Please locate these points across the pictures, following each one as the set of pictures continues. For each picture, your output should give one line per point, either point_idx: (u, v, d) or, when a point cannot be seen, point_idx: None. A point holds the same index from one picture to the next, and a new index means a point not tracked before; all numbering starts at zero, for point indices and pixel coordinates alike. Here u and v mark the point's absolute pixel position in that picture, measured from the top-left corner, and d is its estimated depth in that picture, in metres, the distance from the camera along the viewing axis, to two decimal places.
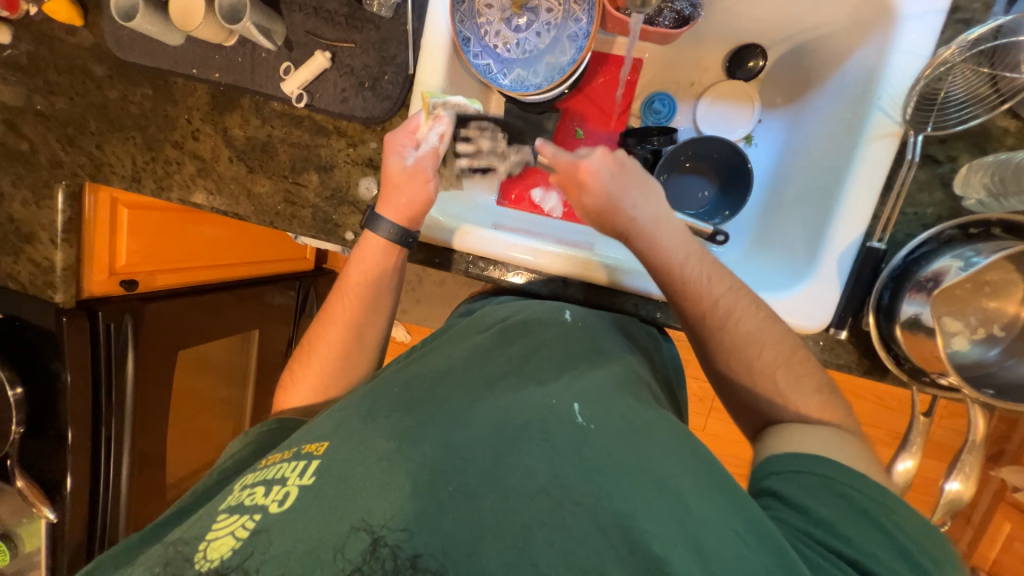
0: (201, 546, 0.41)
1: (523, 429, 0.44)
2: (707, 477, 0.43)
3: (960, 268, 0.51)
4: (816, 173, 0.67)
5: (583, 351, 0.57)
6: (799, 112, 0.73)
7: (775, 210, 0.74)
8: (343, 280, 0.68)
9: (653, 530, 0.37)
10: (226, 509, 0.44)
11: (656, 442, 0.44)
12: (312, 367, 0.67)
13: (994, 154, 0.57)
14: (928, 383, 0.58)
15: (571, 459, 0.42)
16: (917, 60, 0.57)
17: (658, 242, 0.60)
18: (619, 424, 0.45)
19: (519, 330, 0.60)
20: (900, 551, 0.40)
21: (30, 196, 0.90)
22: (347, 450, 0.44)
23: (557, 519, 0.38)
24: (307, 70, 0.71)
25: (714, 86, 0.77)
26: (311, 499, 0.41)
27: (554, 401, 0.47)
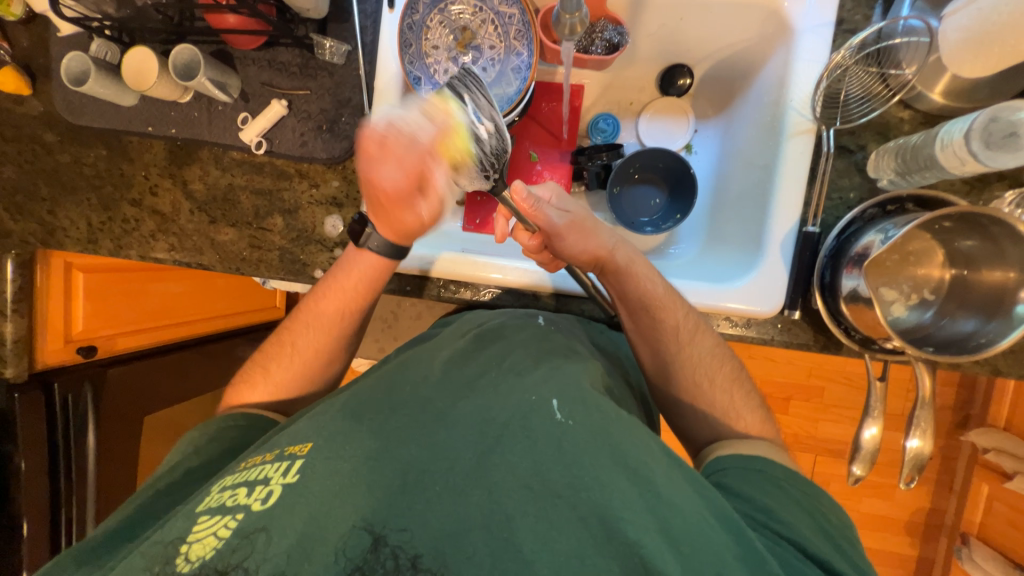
0: (183, 549, 0.42)
1: (504, 429, 0.46)
2: (675, 462, 0.47)
3: (881, 241, 0.56)
4: (751, 172, 0.73)
5: (557, 348, 0.59)
6: (729, 120, 0.81)
7: (721, 209, 0.79)
8: (324, 287, 0.69)
9: (627, 515, 0.41)
10: (207, 509, 0.45)
11: (628, 431, 0.47)
12: (277, 370, 0.68)
13: (895, 139, 0.65)
14: (878, 350, 0.63)
15: (555, 454, 0.44)
16: (817, 66, 0.65)
17: (632, 260, 0.65)
18: (598, 418, 0.47)
19: (494, 334, 0.63)
20: (823, 530, 0.48)
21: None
22: (332, 447, 0.46)
23: (540, 510, 0.41)
24: (265, 118, 0.74)
25: (651, 104, 0.85)
26: (297, 496, 0.43)
27: (535, 397, 0.49)
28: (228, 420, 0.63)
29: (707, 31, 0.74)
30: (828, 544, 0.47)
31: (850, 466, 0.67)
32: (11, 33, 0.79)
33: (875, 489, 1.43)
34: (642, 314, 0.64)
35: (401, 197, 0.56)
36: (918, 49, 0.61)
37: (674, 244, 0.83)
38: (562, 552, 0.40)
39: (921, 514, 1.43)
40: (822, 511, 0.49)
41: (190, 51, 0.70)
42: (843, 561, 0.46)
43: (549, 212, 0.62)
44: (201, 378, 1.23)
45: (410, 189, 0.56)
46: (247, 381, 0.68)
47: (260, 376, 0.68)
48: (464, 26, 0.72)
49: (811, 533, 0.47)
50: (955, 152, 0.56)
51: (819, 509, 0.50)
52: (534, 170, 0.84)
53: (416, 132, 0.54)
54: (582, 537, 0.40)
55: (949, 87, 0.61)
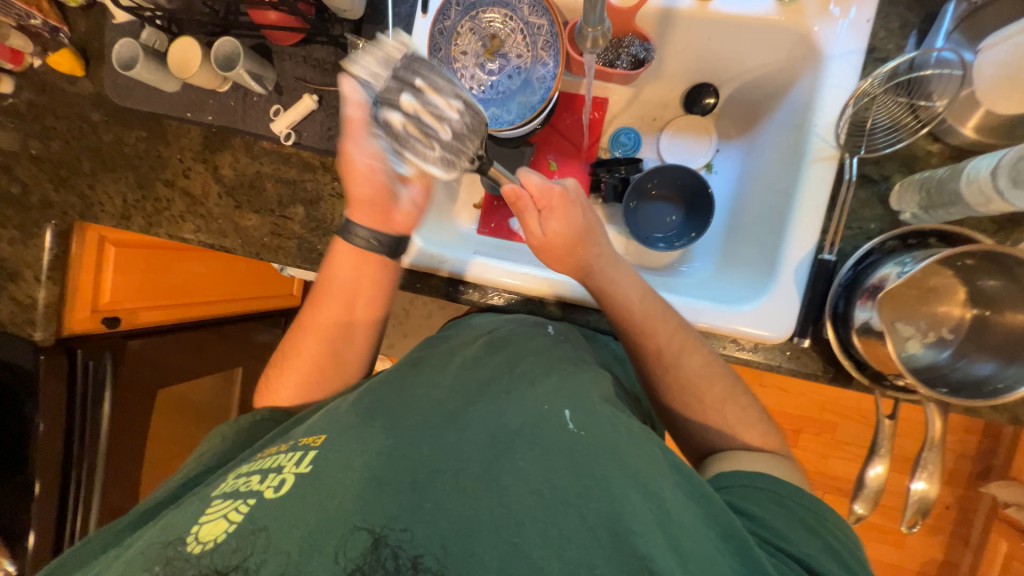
0: (194, 529, 0.44)
1: (514, 438, 0.47)
2: (681, 472, 0.47)
3: (898, 273, 0.55)
4: (770, 195, 0.73)
5: (567, 357, 0.60)
6: (751, 142, 0.80)
7: (737, 231, 0.78)
8: (323, 292, 0.69)
9: (637, 529, 0.41)
10: (222, 494, 0.47)
11: (637, 446, 0.47)
12: (284, 380, 0.68)
13: (920, 172, 0.63)
14: (889, 386, 0.61)
15: (555, 460, 0.45)
16: (844, 93, 0.64)
17: (615, 283, 0.65)
18: (601, 430, 0.47)
19: (504, 340, 0.63)
20: (829, 548, 0.46)
21: (18, 236, 0.90)
22: (345, 440, 0.48)
23: (548, 515, 0.42)
24: (295, 111, 0.76)
25: (674, 120, 0.85)
26: (308, 485, 0.44)
27: (547, 407, 0.50)
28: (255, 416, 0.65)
29: (738, 52, 0.74)
30: (835, 563, 0.45)
31: (851, 504, 0.65)
32: (71, 18, 0.85)
33: (883, 534, 1.37)
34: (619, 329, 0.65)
35: (382, 194, 0.65)
36: (949, 81, 0.60)
37: (687, 262, 0.83)
38: (569, 558, 0.40)
39: (933, 565, 1.36)
40: (829, 529, 0.48)
41: (231, 43, 0.73)
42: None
43: (535, 224, 0.66)
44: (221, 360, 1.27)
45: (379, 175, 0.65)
46: (273, 379, 0.69)
47: (279, 377, 0.69)
48: (493, 34, 0.74)
49: (818, 554, 0.45)
50: (979, 188, 0.55)
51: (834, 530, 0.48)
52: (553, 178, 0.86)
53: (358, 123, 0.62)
54: (592, 546, 0.40)
55: (981, 122, 0.59)
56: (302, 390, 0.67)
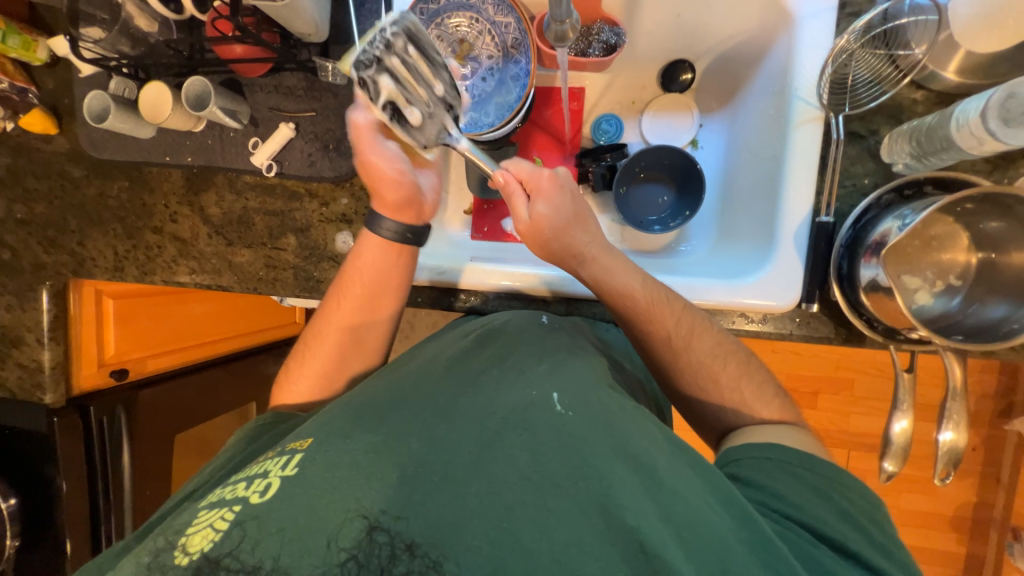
0: (182, 541, 0.44)
1: (504, 427, 0.48)
2: (680, 449, 0.48)
3: (899, 228, 0.54)
4: (759, 164, 0.72)
5: (561, 344, 0.61)
6: (733, 113, 0.79)
7: (731, 203, 0.78)
8: (347, 288, 0.70)
9: (628, 504, 0.42)
10: (207, 504, 0.46)
11: (633, 422, 0.49)
12: (308, 373, 0.69)
13: (909, 122, 0.62)
14: (904, 340, 0.61)
15: (552, 448, 0.46)
16: (821, 53, 0.63)
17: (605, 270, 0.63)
18: (591, 408, 0.49)
19: (498, 332, 0.64)
20: (841, 513, 0.47)
21: (14, 300, 0.90)
22: (331, 441, 0.48)
23: (538, 498, 0.43)
24: (274, 142, 0.76)
25: (653, 101, 0.84)
26: (295, 487, 0.45)
27: (537, 392, 0.52)
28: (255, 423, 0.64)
29: (710, 23, 0.72)
30: (849, 526, 0.46)
31: (881, 462, 0.65)
32: (37, 77, 0.84)
33: (915, 483, 1.37)
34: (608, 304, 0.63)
35: (413, 194, 0.68)
36: (926, 27, 0.59)
37: (684, 241, 0.82)
38: (562, 540, 0.41)
39: (964, 508, 1.36)
40: (834, 488, 0.49)
41: (201, 82, 0.72)
42: (865, 542, 0.45)
43: (522, 204, 0.62)
44: (228, 399, 1.27)
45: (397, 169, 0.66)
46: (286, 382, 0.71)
47: (298, 372, 0.70)
48: (461, 38, 0.73)
49: (828, 517, 0.47)
50: (970, 131, 0.54)
51: (828, 481, 0.49)
52: None
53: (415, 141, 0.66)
54: (583, 526, 0.42)
55: (962, 64, 0.59)
56: (318, 381, 0.69)
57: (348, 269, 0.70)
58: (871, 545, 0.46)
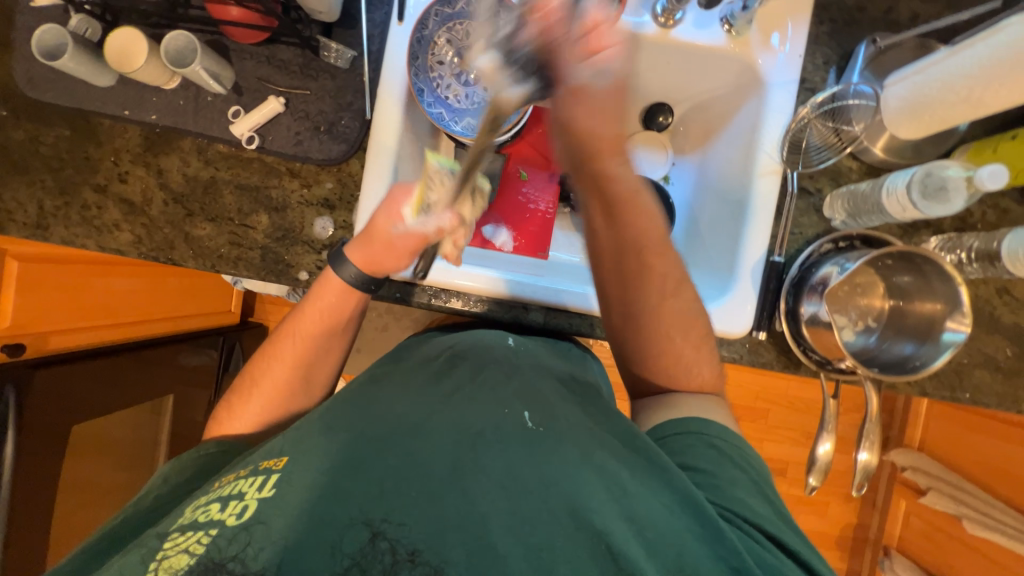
0: (152, 567, 0.42)
1: (479, 437, 0.49)
2: (636, 456, 0.50)
3: (839, 272, 0.64)
4: (723, 204, 0.81)
5: (530, 367, 0.61)
6: (703, 157, 0.89)
7: (697, 235, 0.85)
8: (297, 319, 0.67)
9: (595, 506, 0.45)
10: (178, 527, 0.45)
11: (590, 435, 0.52)
12: (250, 406, 0.66)
13: (846, 185, 0.74)
14: (833, 369, 0.70)
15: (524, 456, 0.48)
16: (783, 116, 0.74)
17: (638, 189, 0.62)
18: (557, 424, 0.52)
19: (469, 352, 0.63)
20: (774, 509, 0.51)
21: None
22: (309, 458, 0.47)
23: (513, 504, 0.45)
24: (259, 114, 0.72)
25: (636, 134, 0.90)
26: (273, 507, 0.43)
27: (508, 410, 0.53)
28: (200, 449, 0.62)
29: (694, 75, 0.81)
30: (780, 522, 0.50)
31: (807, 478, 0.74)
32: None
33: (812, 505, 1.55)
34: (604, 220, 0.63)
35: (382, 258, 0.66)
36: (865, 111, 0.72)
37: None
38: (534, 541, 0.43)
39: (848, 528, 1.56)
40: (750, 467, 0.54)
41: (186, 38, 0.67)
42: (795, 536, 0.49)
43: (571, 66, 0.47)
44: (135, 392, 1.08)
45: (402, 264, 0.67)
46: (225, 410, 0.67)
47: (239, 403, 0.67)
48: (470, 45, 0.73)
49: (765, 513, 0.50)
50: (898, 201, 0.65)
51: (755, 475, 0.54)
52: (522, 187, 0.86)
53: (411, 230, 0.63)
54: (553, 525, 0.44)
55: (888, 143, 0.72)
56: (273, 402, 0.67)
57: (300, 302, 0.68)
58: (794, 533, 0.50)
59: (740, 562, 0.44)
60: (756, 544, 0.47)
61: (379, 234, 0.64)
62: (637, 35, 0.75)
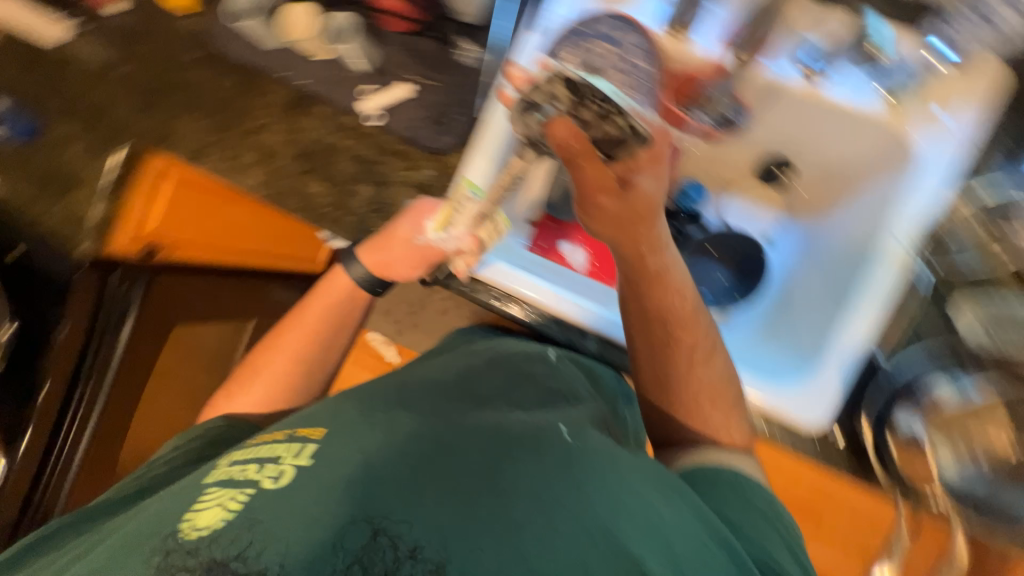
0: (187, 518, 0.46)
1: (512, 441, 0.50)
2: (673, 488, 0.48)
3: (955, 397, 0.60)
4: (835, 279, 0.73)
5: (560, 390, 0.63)
6: (820, 221, 0.80)
7: (789, 303, 0.77)
8: (305, 312, 0.84)
9: (626, 529, 0.42)
10: (215, 482, 0.49)
11: (631, 465, 0.49)
12: (254, 391, 0.79)
13: (992, 296, 0.63)
14: (911, 490, 0.64)
15: (555, 474, 0.46)
16: (932, 203, 0.64)
17: (669, 267, 0.64)
18: (593, 444, 0.50)
19: (504, 360, 0.69)
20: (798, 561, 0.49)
21: (79, 147, 0.94)
22: (340, 436, 0.50)
23: (550, 510, 0.43)
24: (389, 94, 0.79)
25: (743, 185, 0.86)
26: (309, 476, 0.46)
27: (544, 422, 0.54)
28: (209, 424, 0.74)
29: (831, 136, 0.73)
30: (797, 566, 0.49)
31: None
32: None
33: None
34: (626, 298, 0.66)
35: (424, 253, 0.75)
36: None
37: (726, 323, 0.80)
38: (562, 564, 0.40)
39: None
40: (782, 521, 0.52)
41: (349, 22, 0.80)
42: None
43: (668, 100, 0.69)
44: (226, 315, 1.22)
45: (413, 272, 0.79)
46: (225, 395, 0.80)
47: (252, 382, 0.80)
48: None
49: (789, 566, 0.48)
50: None
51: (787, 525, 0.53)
52: None
53: (430, 243, 0.74)
54: (584, 545, 0.41)
55: None
56: (273, 393, 0.80)
57: (309, 299, 0.84)
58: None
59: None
60: None
61: (395, 244, 0.77)
62: (773, 83, 0.71)
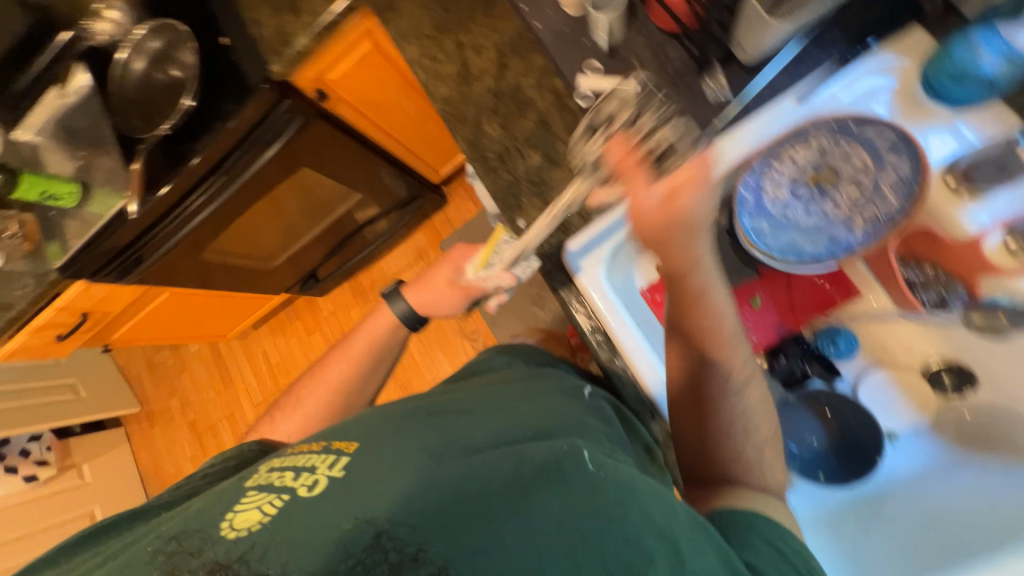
0: (229, 516, 0.45)
1: (537, 473, 0.45)
2: (707, 533, 0.44)
3: None
4: (935, 528, 0.62)
5: (597, 428, 0.56)
6: (947, 461, 0.68)
7: (879, 521, 0.67)
8: (350, 343, 0.81)
9: (658, 563, 0.40)
10: (256, 486, 0.48)
11: (652, 497, 0.44)
12: (296, 412, 0.75)
13: None
14: None
15: (581, 498, 0.43)
16: None
17: (711, 289, 0.52)
18: (618, 472, 0.45)
19: (543, 390, 0.62)
20: None
21: (276, 30, 0.92)
22: (378, 453, 0.49)
23: (567, 549, 0.40)
24: (612, 82, 0.67)
25: (901, 371, 0.74)
26: (340, 487, 0.45)
27: (567, 445, 0.47)
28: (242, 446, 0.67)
29: None
30: None
31: None
32: None
33: None
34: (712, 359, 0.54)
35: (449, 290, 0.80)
36: None
37: (814, 482, 0.71)
38: None
39: None
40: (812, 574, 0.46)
41: None
42: None
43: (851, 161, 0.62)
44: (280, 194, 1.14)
45: (454, 309, 0.81)
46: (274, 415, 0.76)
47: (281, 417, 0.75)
48: (833, 165, 0.65)
49: None
50: None
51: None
52: (745, 313, 0.75)
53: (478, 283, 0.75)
54: None
55: None
56: (299, 425, 0.74)
57: (350, 337, 0.82)
58: None
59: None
60: None
61: (437, 282, 0.81)
62: (1018, 173, 0.57)
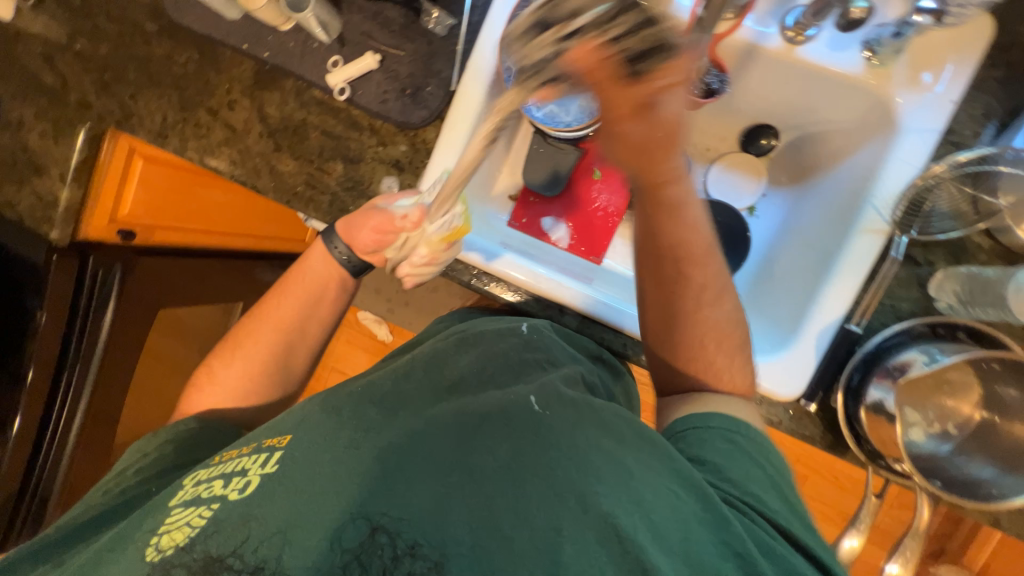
0: (154, 540, 0.47)
1: (483, 421, 0.48)
2: (648, 441, 0.48)
3: (925, 363, 0.58)
4: (808, 249, 0.72)
5: (536, 362, 0.63)
6: (801, 194, 0.79)
7: (768, 280, 0.77)
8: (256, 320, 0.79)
9: (601, 489, 0.42)
10: (180, 504, 0.50)
11: (599, 427, 0.48)
12: (223, 374, 0.77)
13: (967, 265, 0.64)
14: (883, 467, 0.63)
15: (531, 446, 0.45)
16: (910, 169, 0.63)
17: (686, 201, 0.56)
18: (565, 410, 0.50)
19: (475, 338, 0.67)
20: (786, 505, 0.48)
21: (32, 199, 0.90)
22: (308, 443, 0.49)
23: (518, 494, 0.42)
24: (355, 67, 0.75)
25: (729, 154, 0.82)
26: (275, 484, 0.46)
27: (513, 395, 0.51)
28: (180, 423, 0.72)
29: (817, 102, 0.71)
30: (778, 499, 0.48)
31: None
32: None
33: None
34: (657, 282, 0.60)
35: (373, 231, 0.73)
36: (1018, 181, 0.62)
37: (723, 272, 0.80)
38: (541, 525, 0.40)
39: None
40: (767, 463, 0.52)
41: None
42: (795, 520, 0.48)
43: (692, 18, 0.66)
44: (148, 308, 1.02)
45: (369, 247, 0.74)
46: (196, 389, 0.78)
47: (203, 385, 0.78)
48: None
49: (779, 508, 0.48)
50: None
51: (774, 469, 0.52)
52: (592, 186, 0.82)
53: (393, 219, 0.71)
54: (558, 507, 0.41)
55: None
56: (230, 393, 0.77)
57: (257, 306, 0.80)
58: (794, 513, 0.48)
59: (743, 551, 0.42)
60: (769, 536, 0.45)
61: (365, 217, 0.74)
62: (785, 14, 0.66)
